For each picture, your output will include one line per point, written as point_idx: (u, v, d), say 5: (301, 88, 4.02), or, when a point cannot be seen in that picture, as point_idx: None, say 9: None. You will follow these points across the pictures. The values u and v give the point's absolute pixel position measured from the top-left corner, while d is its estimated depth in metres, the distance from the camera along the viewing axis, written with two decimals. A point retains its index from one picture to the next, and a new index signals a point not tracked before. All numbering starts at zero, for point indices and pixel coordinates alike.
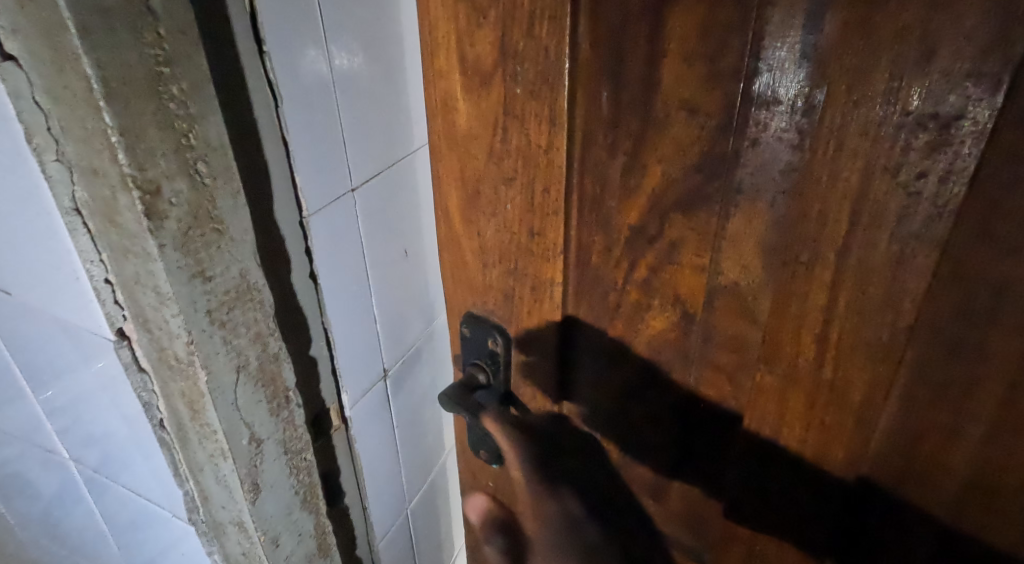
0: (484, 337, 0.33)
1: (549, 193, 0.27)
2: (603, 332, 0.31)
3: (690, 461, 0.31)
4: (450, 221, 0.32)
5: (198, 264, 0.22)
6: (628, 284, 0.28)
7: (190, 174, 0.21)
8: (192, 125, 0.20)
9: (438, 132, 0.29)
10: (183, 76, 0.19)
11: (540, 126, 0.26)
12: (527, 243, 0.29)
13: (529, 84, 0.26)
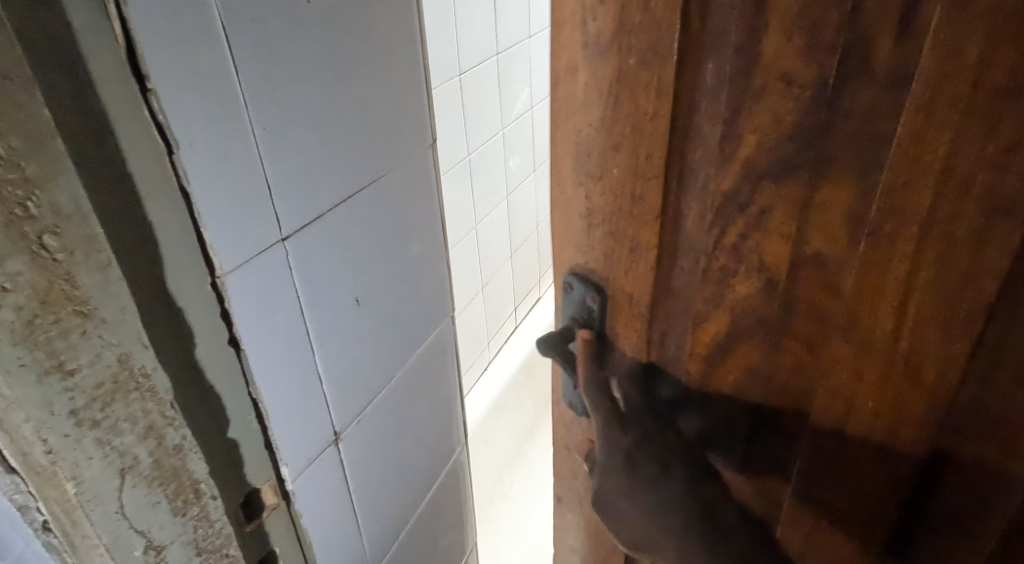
0: (586, 293, 0.39)
1: (652, 157, 0.33)
2: (693, 286, 0.35)
3: (764, 427, 0.38)
4: (560, 177, 0.37)
5: (45, 357, 0.29)
6: (720, 248, 0.33)
7: (31, 253, 0.28)
8: (40, 206, 0.28)
9: (561, 98, 0.35)
10: (29, 164, 0.27)
11: (649, 97, 0.31)
12: (629, 204, 0.35)
13: (641, 56, 0.30)
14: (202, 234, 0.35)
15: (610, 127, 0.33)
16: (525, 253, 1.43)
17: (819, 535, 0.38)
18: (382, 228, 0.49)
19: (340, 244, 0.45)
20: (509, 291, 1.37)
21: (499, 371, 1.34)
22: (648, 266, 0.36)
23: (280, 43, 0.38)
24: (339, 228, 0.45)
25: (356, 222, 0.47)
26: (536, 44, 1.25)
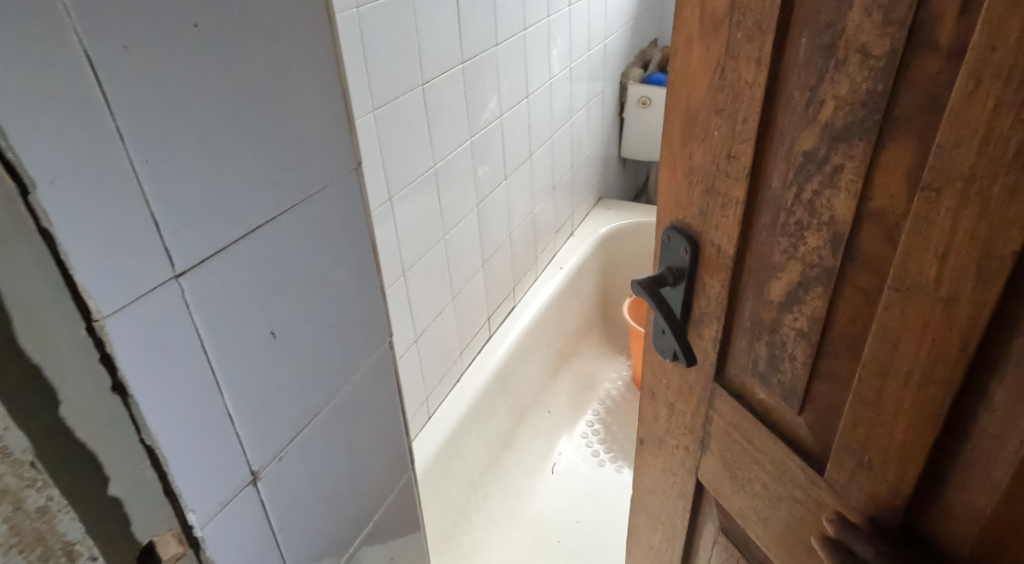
0: (679, 245, 0.55)
1: (747, 122, 0.45)
2: (775, 243, 0.46)
3: (824, 364, 0.45)
4: (672, 142, 0.53)
5: None
6: (800, 204, 0.42)
7: None
8: None
9: (678, 73, 0.49)
10: None
11: (750, 66, 0.43)
12: (724, 162, 0.48)
13: (748, 32, 0.43)
14: (72, 281, 0.36)
15: (719, 95, 0.46)
16: (497, 261, 1.41)
17: (859, 476, 0.42)
18: (298, 259, 0.49)
19: (244, 280, 0.45)
20: (481, 300, 1.36)
21: (472, 382, 1.32)
22: (728, 217, 0.49)
23: (151, 73, 0.37)
24: (245, 263, 0.45)
25: (269, 257, 0.47)
26: (502, 54, 1.23)
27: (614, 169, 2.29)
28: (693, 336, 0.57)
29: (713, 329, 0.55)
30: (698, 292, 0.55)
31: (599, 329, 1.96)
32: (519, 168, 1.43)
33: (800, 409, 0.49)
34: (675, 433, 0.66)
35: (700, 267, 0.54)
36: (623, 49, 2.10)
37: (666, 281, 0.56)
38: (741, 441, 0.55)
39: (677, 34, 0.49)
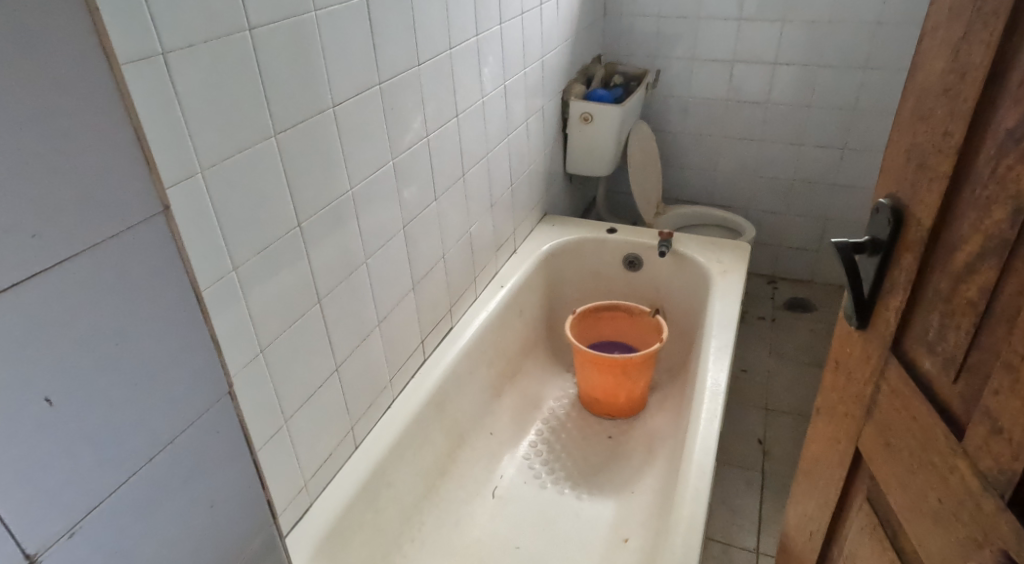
0: (884, 215, 0.64)
1: (966, 103, 0.54)
2: (966, 219, 0.55)
3: (983, 331, 0.53)
4: (901, 122, 0.63)
5: None
6: (993, 181, 0.51)
7: None
8: None
9: (923, 59, 0.60)
10: None
11: (979, 49, 0.52)
12: (938, 137, 0.57)
13: (983, 20, 0.51)
14: None
15: (949, 77, 0.56)
16: (430, 282, 1.38)
17: (990, 440, 0.52)
18: (105, 312, 0.45)
19: (14, 332, 0.40)
20: (414, 322, 1.33)
21: (402, 407, 1.28)
22: (931, 194, 0.58)
23: None
24: (7, 314, 0.39)
25: (54, 310, 0.42)
26: (426, 73, 1.21)
27: (558, 186, 2.30)
28: (881, 304, 0.67)
29: (898, 299, 0.64)
30: (892, 264, 0.64)
31: (545, 345, 1.95)
32: (451, 186, 1.41)
33: (955, 370, 0.57)
34: (846, 401, 0.76)
35: (900, 242, 0.63)
36: (563, 65, 2.10)
37: (863, 248, 0.67)
38: (899, 409, 0.64)
39: (930, 25, 0.59)
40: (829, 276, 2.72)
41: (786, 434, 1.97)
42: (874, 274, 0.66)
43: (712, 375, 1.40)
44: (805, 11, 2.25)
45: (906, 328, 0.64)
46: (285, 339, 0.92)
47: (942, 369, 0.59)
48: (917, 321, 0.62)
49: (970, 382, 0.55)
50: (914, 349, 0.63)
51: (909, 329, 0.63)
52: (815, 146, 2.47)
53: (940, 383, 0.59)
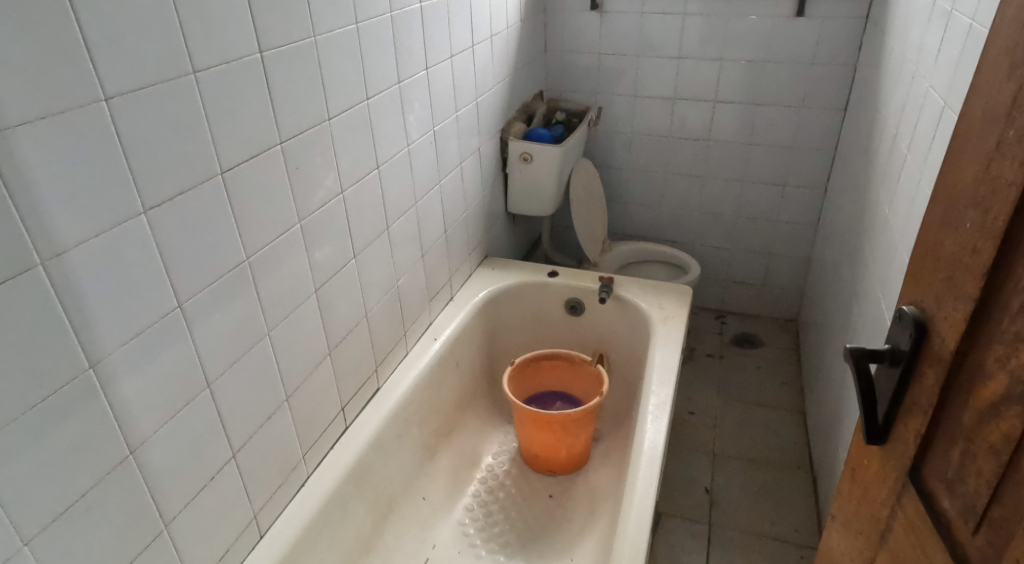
0: (907, 323, 0.55)
1: (995, 222, 0.46)
2: (991, 350, 0.46)
3: (1005, 485, 0.44)
4: (929, 227, 0.55)
5: None
6: (1021, 315, 0.43)
7: None
8: None
9: (957, 161, 0.52)
10: None
11: (1014, 163, 0.44)
12: (966, 254, 0.49)
13: (1019, 131, 0.44)
14: None
15: (980, 188, 0.48)
16: (351, 345, 1.29)
17: None
18: None
19: None
20: (333, 388, 1.24)
21: (317, 484, 1.19)
22: (955, 314, 0.49)
23: None
24: None
25: None
26: (338, 127, 1.14)
27: (501, 225, 2.24)
28: (899, 423, 0.57)
29: (918, 422, 0.54)
30: (914, 380, 0.55)
31: (485, 395, 1.88)
32: (376, 239, 1.34)
33: (971, 520, 0.47)
34: (855, 521, 0.65)
35: (921, 357, 0.54)
36: (500, 105, 2.05)
37: (881, 357, 0.57)
38: (911, 546, 0.54)
39: (965, 123, 0.51)
40: (774, 310, 2.72)
41: (735, 482, 1.93)
42: (893, 389, 0.57)
43: (650, 435, 1.36)
44: (743, 50, 2.25)
45: (925, 456, 0.54)
46: (156, 442, 0.82)
47: (957, 514, 0.49)
48: (938, 451, 0.52)
49: (987, 539, 0.46)
50: (930, 482, 0.53)
51: (930, 458, 0.54)
52: (757, 182, 2.47)
53: (953, 529, 0.50)
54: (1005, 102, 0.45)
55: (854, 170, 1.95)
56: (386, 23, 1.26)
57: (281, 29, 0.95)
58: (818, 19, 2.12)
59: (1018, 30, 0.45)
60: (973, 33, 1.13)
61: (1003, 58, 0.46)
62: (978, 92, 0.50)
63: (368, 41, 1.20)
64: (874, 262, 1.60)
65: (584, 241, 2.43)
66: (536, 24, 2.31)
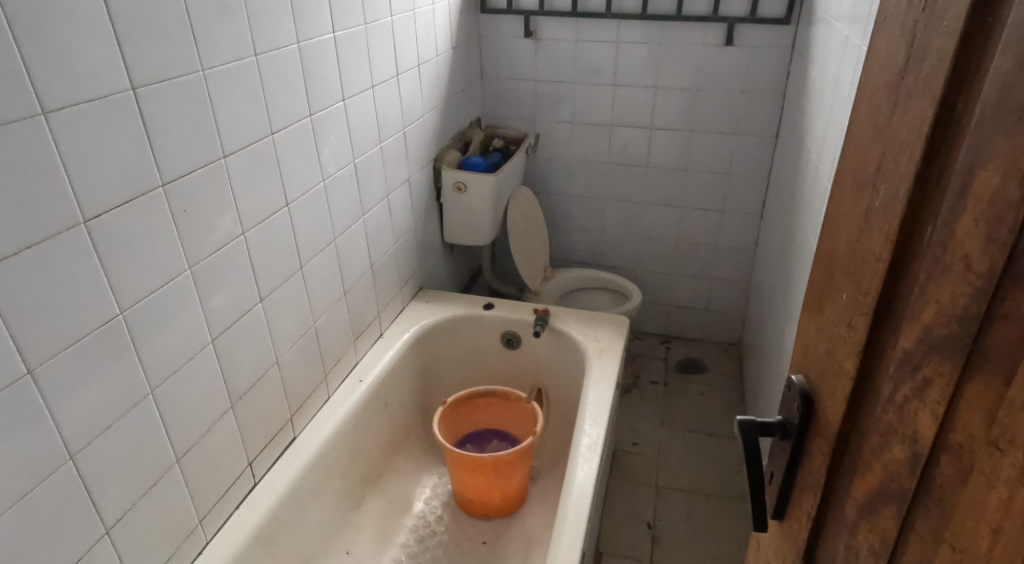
0: (797, 395, 0.51)
1: (866, 297, 0.41)
2: (867, 437, 0.42)
3: None
4: (813, 291, 0.51)
5: None
6: (891, 404, 0.39)
7: None
8: None
9: (835, 223, 0.48)
10: None
11: (880, 233, 0.40)
12: (843, 327, 0.44)
13: (883, 201, 0.40)
14: None
15: (852, 257, 0.43)
16: (261, 394, 1.20)
17: None
18: None
19: None
20: (238, 442, 1.15)
21: (217, 551, 1.09)
22: (836, 392, 0.45)
23: None
24: None
25: None
26: (235, 166, 1.06)
27: (438, 257, 2.17)
28: (794, 502, 0.53)
29: (808, 504, 0.50)
30: (805, 457, 0.51)
31: (418, 434, 1.81)
32: (288, 279, 1.26)
33: None
34: None
35: (809, 432, 0.50)
36: (432, 133, 1.99)
37: (774, 431, 0.53)
38: None
39: (839, 186, 0.47)
40: (717, 334, 2.72)
41: (677, 516, 1.90)
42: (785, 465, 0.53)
43: (580, 480, 1.31)
44: (675, 78, 2.25)
45: (815, 540, 0.50)
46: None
47: None
48: (828, 539, 0.48)
49: None
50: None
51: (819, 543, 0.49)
52: (696, 209, 2.47)
53: None
54: (871, 165, 0.42)
55: (785, 198, 1.96)
56: (294, 54, 1.20)
57: (159, 65, 0.88)
58: (746, 48, 2.15)
59: (880, 92, 0.41)
60: None
61: (869, 120, 0.43)
62: (850, 153, 0.46)
63: (269, 72, 1.13)
64: (802, 290, 1.60)
65: (524, 271, 2.38)
66: (470, 50, 2.27)
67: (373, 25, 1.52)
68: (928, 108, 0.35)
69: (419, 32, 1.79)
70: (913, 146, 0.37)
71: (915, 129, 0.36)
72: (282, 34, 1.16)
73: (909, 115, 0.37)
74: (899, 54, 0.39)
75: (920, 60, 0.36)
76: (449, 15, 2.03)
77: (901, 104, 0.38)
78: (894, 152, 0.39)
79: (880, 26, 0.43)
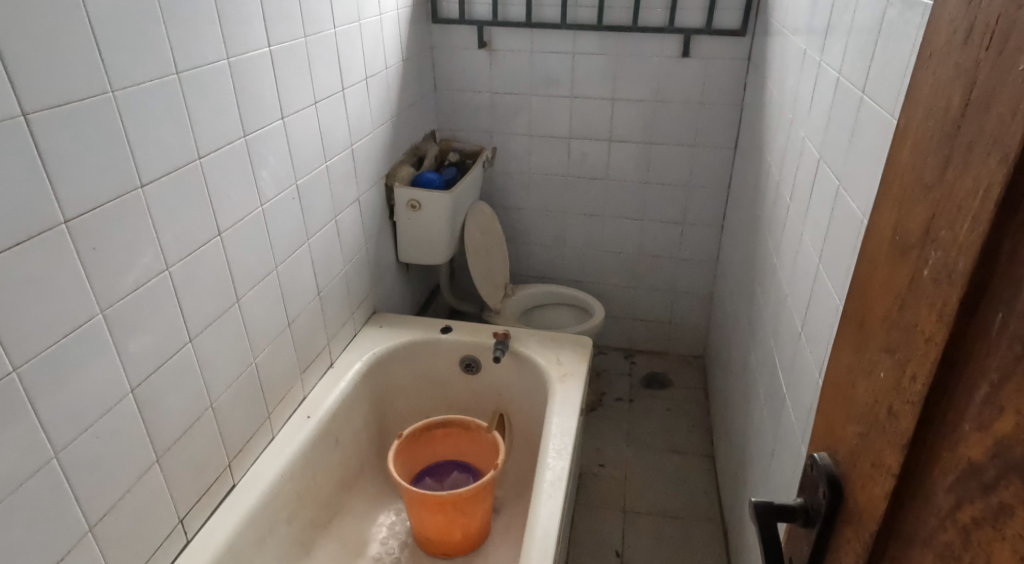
0: (818, 477, 0.51)
1: (914, 381, 0.38)
2: (919, 546, 0.38)
3: None
4: (841, 362, 0.50)
5: None
6: (954, 520, 0.35)
7: None
8: None
9: (869, 289, 0.46)
10: None
11: (930, 310, 0.37)
12: (883, 409, 0.42)
13: (934, 270, 0.37)
14: None
15: (894, 331, 0.41)
16: (193, 442, 1.10)
17: None
18: None
19: None
20: (166, 498, 1.05)
21: None
22: (877, 485, 0.42)
23: None
24: None
25: None
26: (154, 197, 0.96)
27: (392, 277, 2.08)
28: None
29: None
30: (831, 544, 0.49)
31: (373, 468, 1.72)
32: (220, 317, 1.15)
33: None
34: None
35: (837, 519, 0.48)
36: (383, 148, 1.90)
37: (793, 514, 0.53)
38: None
39: (873, 252, 0.46)
40: (682, 347, 2.68)
41: (647, 542, 1.84)
42: (809, 550, 0.52)
43: (545, 520, 1.24)
44: (633, 90, 2.21)
45: None
46: None
47: None
48: None
49: None
50: None
51: None
52: (657, 222, 2.43)
53: None
54: (917, 231, 0.39)
55: (745, 213, 1.93)
56: (223, 71, 1.10)
57: (57, 87, 0.79)
58: (702, 59, 2.12)
59: (931, 140, 0.39)
60: (840, 86, 1.12)
61: (914, 173, 0.41)
62: (885, 216, 0.44)
63: (193, 92, 1.03)
64: (766, 308, 1.55)
65: (484, 289, 2.30)
66: (422, 61, 2.20)
67: (313, 37, 1.42)
68: (993, 169, 0.32)
69: (366, 43, 1.70)
70: (975, 211, 0.33)
71: (978, 191, 0.33)
72: (207, 49, 1.05)
73: (968, 174, 0.34)
74: (955, 98, 0.36)
75: (983, 110, 0.34)
76: (398, 25, 1.94)
77: (957, 159, 0.36)
78: (948, 217, 0.36)
79: (922, 79, 0.41)
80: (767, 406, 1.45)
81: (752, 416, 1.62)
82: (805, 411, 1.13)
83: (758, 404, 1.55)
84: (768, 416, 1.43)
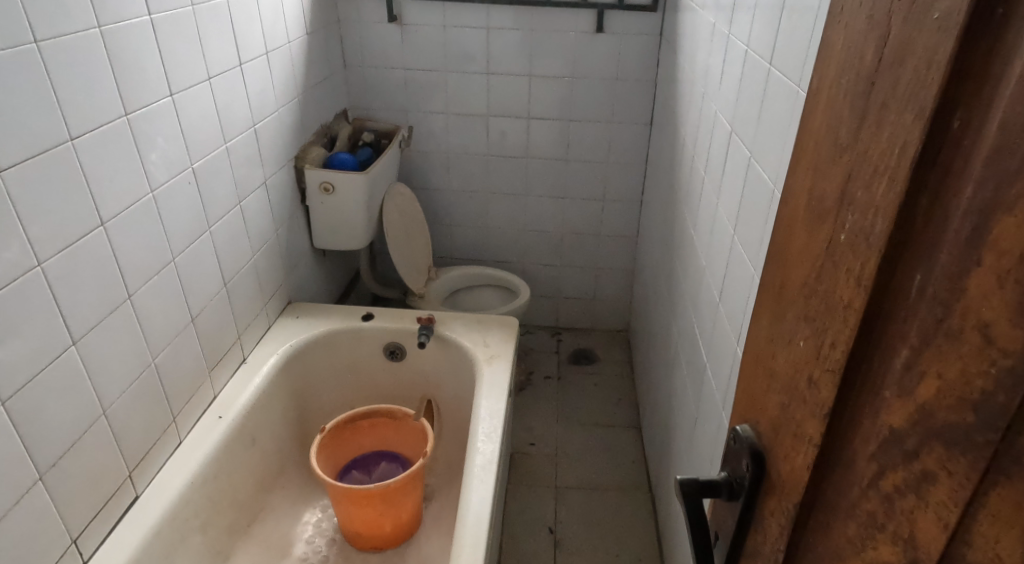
0: (742, 450, 0.50)
1: (833, 350, 0.37)
2: (843, 518, 0.37)
3: None
4: (759, 332, 0.49)
5: None
6: (875, 489, 0.34)
7: None
8: None
9: (786, 256, 0.44)
10: None
11: (848, 276, 0.36)
12: (804, 378, 0.41)
13: (851, 234, 0.35)
14: None
15: (811, 299, 0.40)
16: (84, 452, 1.00)
17: None
18: None
19: None
20: (54, 516, 0.95)
21: None
22: (799, 458, 0.41)
23: None
24: None
25: None
26: (16, 185, 0.86)
27: (308, 265, 1.99)
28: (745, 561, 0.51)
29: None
30: (755, 518, 0.49)
31: (295, 465, 1.64)
32: (111, 315, 1.05)
33: None
34: None
35: (760, 492, 0.48)
36: (289, 128, 1.79)
37: (718, 491, 0.52)
38: None
39: (790, 218, 0.44)
40: (606, 322, 2.71)
41: (578, 516, 1.85)
42: (735, 525, 0.51)
43: (477, 504, 1.21)
44: (550, 66, 2.18)
45: None
46: None
47: None
48: None
49: None
50: None
51: None
52: (577, 199, 2.43)
53: None
54: (833, 194, 0.38)
55: (663, 187, 1.95)
56: (96, 40, 0.99)
57: None
58: (616, 35, 2.11)
59: (844, 98, 0.37)
60: (747, 59, 1.13)
61: (827, 135, 0.39)
62: (799, 180, 0.43)
63: (60, 67, 0.92)
64: (685, 281, 1.57)
65: (406, 274, 2.24)
66: (328, 35, 2.08)
67: (203, 8, 1.31)
68: (912, 125, 0.31)
69: (263, 16, 1.59)
70: (894, 169, 0.32)
71: (896, 149, 0.32)
72: (73, 17, 0.94)
73: (884, 133, 0.33)
74: (869, 53, 0.35)
75: (898, 63, 0.32)
76: None
77: (872, 117, 0.34)
78: (865, 178, 0.34)
79: (834, 37, 0.39)
80: (689, 376, 1.47)
81: (675, 387, 1.64)
82: (725, 380, 1.15)
83: (680, 375, 1.58)
84: (690, 386, 1.45)
